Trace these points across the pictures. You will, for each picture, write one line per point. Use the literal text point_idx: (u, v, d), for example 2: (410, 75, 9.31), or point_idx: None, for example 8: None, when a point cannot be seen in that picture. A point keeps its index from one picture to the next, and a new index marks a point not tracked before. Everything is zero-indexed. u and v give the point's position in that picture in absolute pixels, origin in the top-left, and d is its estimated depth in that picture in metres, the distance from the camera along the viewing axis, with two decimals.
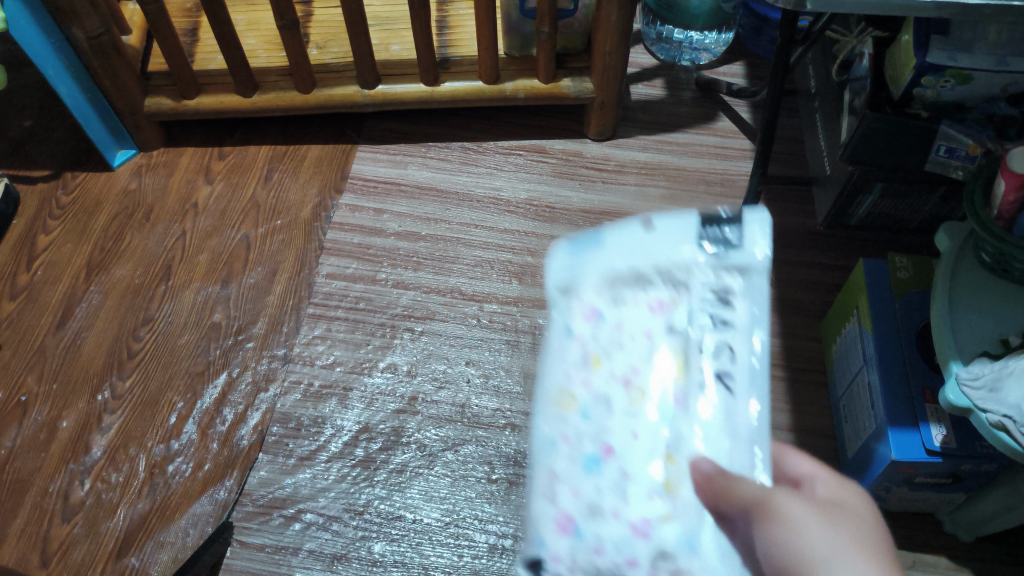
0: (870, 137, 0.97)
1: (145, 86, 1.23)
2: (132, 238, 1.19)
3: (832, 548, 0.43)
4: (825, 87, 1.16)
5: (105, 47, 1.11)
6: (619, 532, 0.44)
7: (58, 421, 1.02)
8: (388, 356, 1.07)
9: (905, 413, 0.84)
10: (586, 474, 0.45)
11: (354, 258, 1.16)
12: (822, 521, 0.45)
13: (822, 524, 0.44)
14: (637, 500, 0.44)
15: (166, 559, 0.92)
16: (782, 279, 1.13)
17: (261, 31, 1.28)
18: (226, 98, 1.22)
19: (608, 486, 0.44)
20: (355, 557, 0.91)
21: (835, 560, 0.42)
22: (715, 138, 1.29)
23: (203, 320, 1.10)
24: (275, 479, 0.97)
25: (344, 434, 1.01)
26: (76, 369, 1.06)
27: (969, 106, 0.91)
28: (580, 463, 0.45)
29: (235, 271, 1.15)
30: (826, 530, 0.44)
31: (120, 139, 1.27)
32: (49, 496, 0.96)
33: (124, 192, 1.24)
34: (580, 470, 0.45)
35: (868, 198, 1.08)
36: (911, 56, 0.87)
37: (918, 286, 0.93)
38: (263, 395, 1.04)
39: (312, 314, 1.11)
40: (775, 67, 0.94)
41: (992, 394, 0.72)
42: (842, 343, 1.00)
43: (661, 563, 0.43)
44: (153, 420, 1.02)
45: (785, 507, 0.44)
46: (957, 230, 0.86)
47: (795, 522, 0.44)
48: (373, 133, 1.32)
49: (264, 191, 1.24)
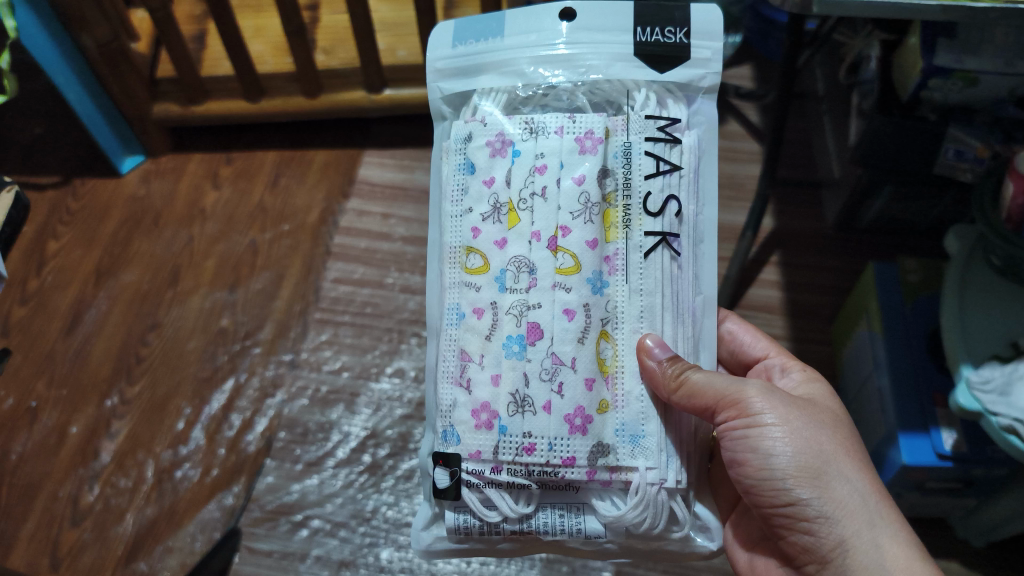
0: (879, 139, 0.96)
1: (152, 92, 1.24)
2: (141, 244, 1.20)
3: (810, 455, 0.58)
4: (834, 91, 1.15)
5: (115, 53, 1.13)
6: (551, 427, 0.58)
7: (67, 427, 1.02)
8: (395, 361, 1.07)
9: (916, 418, 0.84)
10: (508, 351, 0.59)
11: (361, 263, 1.16)
12: (797, 429, 0.59)
13: (797, 432, 0.59)
14: (567, 388, 0.58)
15: (175, 564, 0.92)
16: (791, 283, 1.13)
17: (268, 37, 1.28)
18: (231, 104, 1.24)
19: (536, 372, 0.58)
20: (362, 564, 0.92)
21: (829, 468, 0.58)
22: (723, 141, 1.29)
23: (210, 325, 1.11)
24: (282, 485, 0.97)
25: (351, 440, 1.01)
26: (85, 374, 1.07)
27: (975, 109, 0.90)
28: (508, 336, 0.60)
29: (243, 276, 1.15)
30: (804, 438, 0.59)
31: (128, 144, 1.28)
32: (59, 500, 0.97)
33: (133, 197, 1.25)
34: (513, 346, 0.59)
35: (878, 200, 1.07)
36: (919, 58, 0.85)
37: (928, 290, 0.91)
38: (270, 401, 1.04)
39: (319, 319, 1.11)
40: (783, 71, 0.93)
41: (1002, 398, 0.71)
42: (853, 347, 0.99)
43: (598, 454, 0.58)
44: (161, 425, 1.02)
45: (764, 421, 0.59)
46: (966, 233, 0.85)
47: (776, 436, 0.58)
48: (380, 137, 1.32)
49: (271, 196, 1.24)
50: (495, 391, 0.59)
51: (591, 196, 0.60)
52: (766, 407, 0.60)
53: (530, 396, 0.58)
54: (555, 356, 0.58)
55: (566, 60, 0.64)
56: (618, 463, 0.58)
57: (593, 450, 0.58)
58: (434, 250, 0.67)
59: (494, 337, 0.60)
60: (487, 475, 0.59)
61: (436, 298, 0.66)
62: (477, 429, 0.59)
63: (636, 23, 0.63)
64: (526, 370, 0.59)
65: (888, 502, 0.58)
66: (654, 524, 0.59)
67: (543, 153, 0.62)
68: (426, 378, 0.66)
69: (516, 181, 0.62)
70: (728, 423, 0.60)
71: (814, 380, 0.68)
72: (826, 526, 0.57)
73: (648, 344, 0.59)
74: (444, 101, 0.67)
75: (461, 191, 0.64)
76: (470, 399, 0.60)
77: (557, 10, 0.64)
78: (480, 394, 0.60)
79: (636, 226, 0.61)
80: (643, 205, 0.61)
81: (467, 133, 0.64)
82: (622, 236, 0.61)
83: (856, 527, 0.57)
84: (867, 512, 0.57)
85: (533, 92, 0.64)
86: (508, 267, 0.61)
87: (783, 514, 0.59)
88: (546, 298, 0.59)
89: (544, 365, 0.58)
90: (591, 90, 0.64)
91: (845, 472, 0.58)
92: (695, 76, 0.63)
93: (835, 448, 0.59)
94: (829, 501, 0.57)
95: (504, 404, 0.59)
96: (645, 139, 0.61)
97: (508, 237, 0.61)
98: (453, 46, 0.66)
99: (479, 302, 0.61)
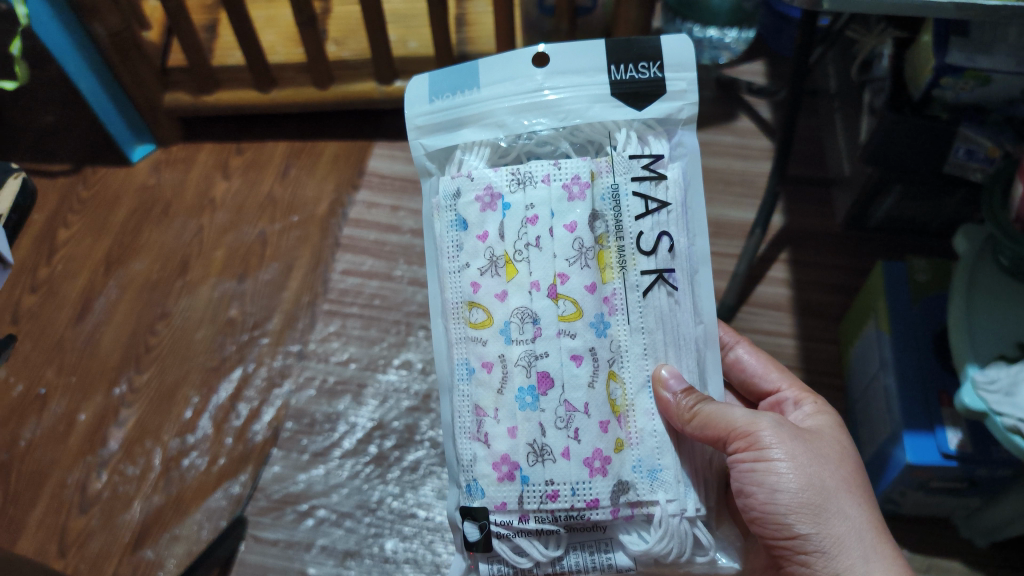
0: (889, 138, 0.96)
1: (164, 82, 1.25)
2: (150, 233, 1.20)
3: (813, 492, 0.59)
4: (845, 88, 1.15)
5: (126, 42, 1.14)
6: (568, 471, 0.59)
7: (75, 414, 1.03)
8: (403, 353, 1.07)
9: (922, 417, 0.83)
10: (521, 403, 0.60)
11: (370, 255, 1.17)
12: (802, 466, 0.59)
13: (802, 469, 0.59)
14: (582, 435, 0.59)
15: (181, 552, 0.93)
16: (801, 281, 1.13)
17: (280, 26, 1.28)
18: (241, 93, 1.25)
19: (552, 423, 0.59)
20: (367, 554, 0.92)
21: (828, 504, 0.59)
22: (734, 137, 1.29)
23: (218, 315, 1.11)
24: (289, 475, 0.98)
25: (358, 431, 1.01)
26: (94, 363, 1.07)
27: (988, 108, 0.90)
28: (520, 388, 0.60)
29: (251, 266, 1.15)
30: (809, 474, 0.59)
31: (140, 133, 1.29)
32: (67, 487, 0.97)
33: (143, 186, 1.26)
34: (525, 398, 0.60)
35: (888, 197, 1.07)
36: (931, 56, 0.85)
37: (936, 289, 0.91)
38: (278, 391, 1.05)
39: (327, 310, 1.11)
40: (794, 67, 0.93)
41: (1007, 398, 0.71)
42: (860, 346, 0.99)
43: (619, 492, 0.59)
44: (169, 413, 1.03)
45: (772, 456, 0.59)
46: (975, 233, 0.85)
47: (781, 468, 0.59)
48: (391, 129, 1.32)
49: (281, 187, 1.24)
50: (513, 442, 0.60)
51: (585, 242, 0.61)
52: (775, 442, 0.60)
53: (548, 444, 0.59)
54: (568, 403, 0.59)
55: (545, 106, 0.64)
56: (639, 498, 0.59)
57: (614, 489, 0.59)
58: (436, 306, 0.67)
59: (505, 390, 0.60)
60: (515, 525, 0.60)
61: (445, 355, 0.66)
62: (500, 482, 0.60)
63: (610, 62, 0.64)
64: (542, 420, 0.59)
65: (885, 536, 0.59)
66: (680, 552, 0.59)
67: (532, 204, 0.62)
68: (443, 433, 0.66)
69: (510, 233, 0.62)
70: (738, 455, 0.60)
71: (823, 411, 0.69)
72: (823, 560, 0.58)
73: (664, 376, 0.61)
74: (425, 156, 0.67)
75: (455, 248, 0.64)
76: (489, 452, 0.60)
77: (529, 54, 0.65)
78: (498, 447, 0.60)
79: (634, 265, 0.61)
80: (635, 244, 0.62)
81: (454, 189, 0.64)
82: (619, 277, 0.61)
83: (851, 563, 0.57)
84: (862, 548, 0.58)
85: (516, 141, 0.65)
86: (510, 318, 0.61)
87: (783, 545, 0.60)
88: (553, 346, 0.60)
89: (559, 414, 0.59)
90: (571, 134, 0.65)
91: (844, 507, 0.59)
92: (673, 109, 0.64)
93: (837, 484, 0.59)
94: (828, 538, 0.58)
95: (524, 454, 0.59)
96: (631, 179, 0.62)
97: (507, 289, 0.61)
98: (430, 101, 0.66)
99: (487, 356, 0.61)
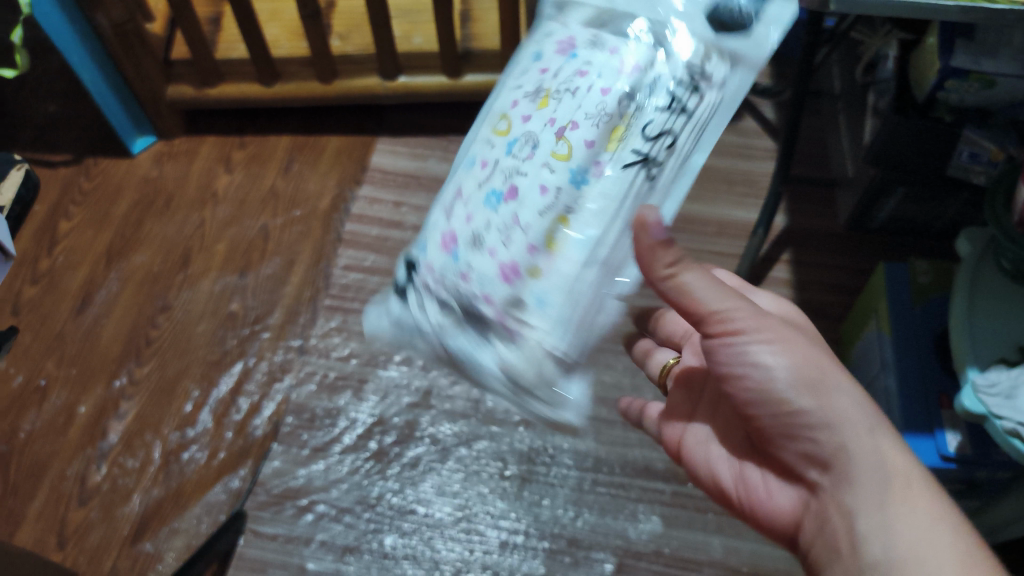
0: (893, 140, 0.96)
1: (168, 74, 1.24)
2: (152, 225, 1.20)
3: (807, 366, 0.54)
4: (850, 89, 1.15)
5: (129, 34, 1.13)
6: (483, 268, 0.59)
7: (75, 406, 1.03)
8: (404, 349, 1.07)
9: (921, 418, 0.84)
10: (488, 202, 0.60)
11: (372, 251, 1.16)
12: (789, 341, 0.55)
13: (790, 345, 0.55)
14: (514, 243, 0.57)
15: (180, 546, 0.93)
16: (802, 282, 1.13)
17: (284, 20, 1.28)
18: (246, 87, 1.24)
19: (497, 224, 0.58)
20: (366, 549, 0.92)
21: (827, 379, 0.54)
22: (737, 137, 1.29)
23: (220, 309, 1.11)
24: (289, 469, 0.98)
25: (358, 427, 1.01)
26: (94, 355, 1.07)
27: (993, 111, 0.90)
28: (490, 192, 0.60)
29: (253, 260, 1.15)
30: (798, 348, 0.55)
31: (140, 125, 1.28)
32: (66, 480, 0.97)
33: (145, 178, 1.26)
34: (490, 200, 0.59)
35: (890, 200, 1.07)
36: (936, 59, 0.85)
37: (938, 290, 0.91)
38: (279, 385, 1.04)
39: (329, 305, 1.11)
40: (799, 68, 0.93)
41: (1006, 401, 0.71)
42: (860, 347, 0.99)
43: (505, 325, 0.58)
44: (169, 407, 1.03)
45: (760, 338, 0.54)
46: (977, 235, 0.85)
47: (764, 355, 0.54)
48: (394, 125, 1.32)
49: (284, 181, 1.24)
50: (467, 225, 0.61)
51: (601, 108, 0.57)
52: (761, 321, 0.54)
53: (483, 237, 0.59)
54: (515, 216, 0.58)
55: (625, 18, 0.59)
56: (517, 319, 0.58)
57: (505, 300, 0.58)
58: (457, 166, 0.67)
59: (483, 188, 0.60)
60: (429, 282, 0.63)
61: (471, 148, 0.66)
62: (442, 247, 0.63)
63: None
64: (492, 219, 0.59)
65: (888, 426, 0.55)
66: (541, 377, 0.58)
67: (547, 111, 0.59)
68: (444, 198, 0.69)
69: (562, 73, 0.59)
70: (720, 336, 0.54)
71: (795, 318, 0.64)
72: (830, 432, 0.53)
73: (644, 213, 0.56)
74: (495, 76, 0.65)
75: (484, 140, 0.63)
76: (447, 223, 0.63)
77: None
78: (455, 223, 0.62)
79: (634, 136, 0.56)
80: (640, 127, 0.56)
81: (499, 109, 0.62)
82: (615, 151, 0.57)
83: (858, 434, 0.53)
84: (868, 421, 0.54)
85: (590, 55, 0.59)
86: (521, 135, 0.59)
87: (787, 427, 0.55)
88: (535, 172, 0.58)
89: (505, 221, 0.58)
90: None
91: (841, 382, 0.55)
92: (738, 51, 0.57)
93: (827, 360, 0.55)
94: (832, 411, 0.53)
95: (467, 237, 0.61)
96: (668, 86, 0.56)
97: (532, 114, 0.59)
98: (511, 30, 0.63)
99: (489, 159, 0.61)
